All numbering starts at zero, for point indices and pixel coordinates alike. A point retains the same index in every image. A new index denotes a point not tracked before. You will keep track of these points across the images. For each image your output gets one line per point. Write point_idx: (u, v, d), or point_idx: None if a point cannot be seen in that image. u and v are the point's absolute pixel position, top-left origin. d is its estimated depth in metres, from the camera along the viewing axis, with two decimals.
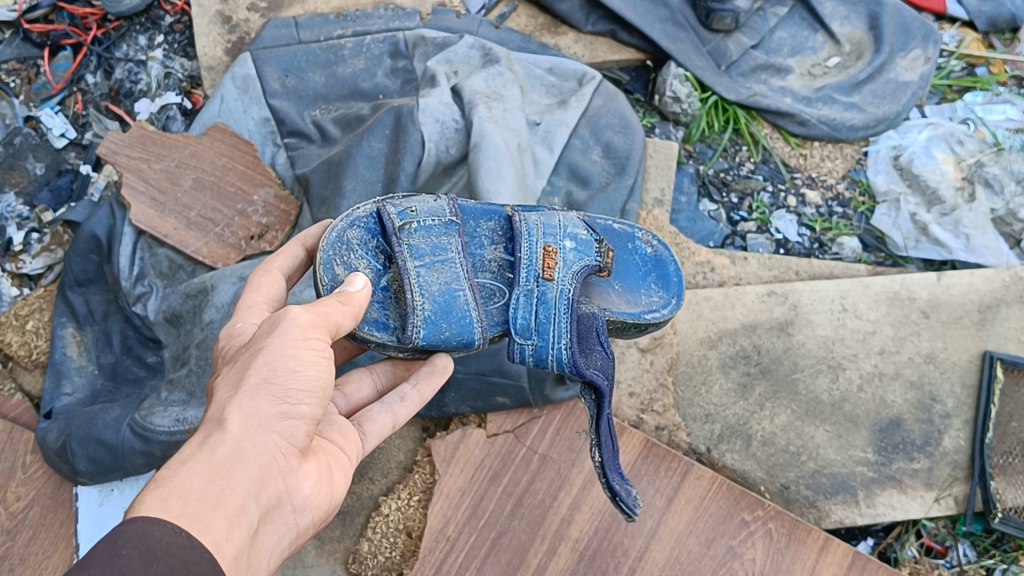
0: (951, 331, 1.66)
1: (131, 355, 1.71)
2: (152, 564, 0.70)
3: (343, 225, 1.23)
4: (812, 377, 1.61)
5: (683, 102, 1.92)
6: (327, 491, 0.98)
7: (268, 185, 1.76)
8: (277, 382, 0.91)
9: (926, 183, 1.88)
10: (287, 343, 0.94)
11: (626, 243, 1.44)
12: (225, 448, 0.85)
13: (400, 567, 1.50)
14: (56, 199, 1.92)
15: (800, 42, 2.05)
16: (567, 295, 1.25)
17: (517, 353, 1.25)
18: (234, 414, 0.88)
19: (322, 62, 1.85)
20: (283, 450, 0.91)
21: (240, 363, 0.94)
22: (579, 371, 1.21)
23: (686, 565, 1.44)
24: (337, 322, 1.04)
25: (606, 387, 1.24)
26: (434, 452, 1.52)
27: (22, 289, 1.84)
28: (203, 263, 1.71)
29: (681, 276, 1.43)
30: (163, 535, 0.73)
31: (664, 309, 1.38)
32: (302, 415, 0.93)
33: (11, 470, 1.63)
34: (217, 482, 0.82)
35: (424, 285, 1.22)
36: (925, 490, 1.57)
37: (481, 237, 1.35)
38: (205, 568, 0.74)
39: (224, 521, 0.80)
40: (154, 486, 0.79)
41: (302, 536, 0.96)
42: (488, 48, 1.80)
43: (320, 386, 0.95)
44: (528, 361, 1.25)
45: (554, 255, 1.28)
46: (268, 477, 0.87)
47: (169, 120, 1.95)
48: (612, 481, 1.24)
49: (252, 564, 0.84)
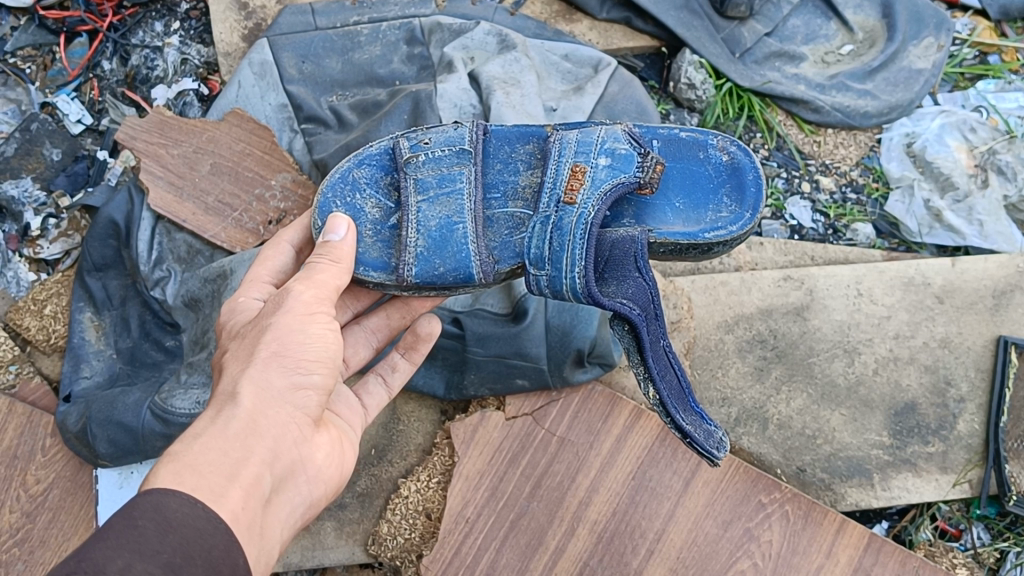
0: (966, 316, 1.67)
1: (150, 340, 1.72)
2: (168, 535, 0.71)
3: (351, 167, 1.32)
4: (828, 361, 1.62)
5: (697, 89, 1.93)
6: (336, 464, 1.00)
7: (286, 170, 1.76)
8: (288, 355, 0.93)
9: (938, 171, 1.89)
10: (294, 319, 0.96)
11: (697, 153, 1.37)
12: (238, 422, 0.86)
13: (420, 548, 1.51)
14: (73, 184, 1.93)
15: (814, 30, 2.07)
16: (585, 218, 1.22)
17: (534, 284, 1.24)
18: (246, 388, 0.89)
19: (339, 48, 1.86)
20: (296, 421, 0.92)
21: (249, 340, 0.95)
22: (593, 294, 1.17)
23: (703, 547, 1.46)
24: (334, 284, 1.06)
25: (639, 315, 1.15)
26: (454, 434, 1.53)
27: (39, 273, 1.85)
28: (221, 248, 1.73)
29: (760, 184, 1.34)
30: (179, 506, 0.74)
31: (733, 225, 1.31)
32: (315, 385, 0.95)
33: (30, 454, 1.63)
34: (231, 455, 0.83)
35: (423, 221, 1.26)
36: (940, 473, 1.58)
37: (516, 163, 1.34)
38: (220, 539, 0.75)
39: (240, 491, 0.80)
40: (169, 459, 0.80)
41: (315, 507, 0.97)
42: (505, 34, 1.82)
43: (330, 357, 0.98)
44: (546, 291, 1.23)
45: (581, 175, 1.26)
46: (282, 449, 0.88)
47: (186, 106, 1.96)
48: (679, 419, 1.15)
49: (268, 535, 0.85)
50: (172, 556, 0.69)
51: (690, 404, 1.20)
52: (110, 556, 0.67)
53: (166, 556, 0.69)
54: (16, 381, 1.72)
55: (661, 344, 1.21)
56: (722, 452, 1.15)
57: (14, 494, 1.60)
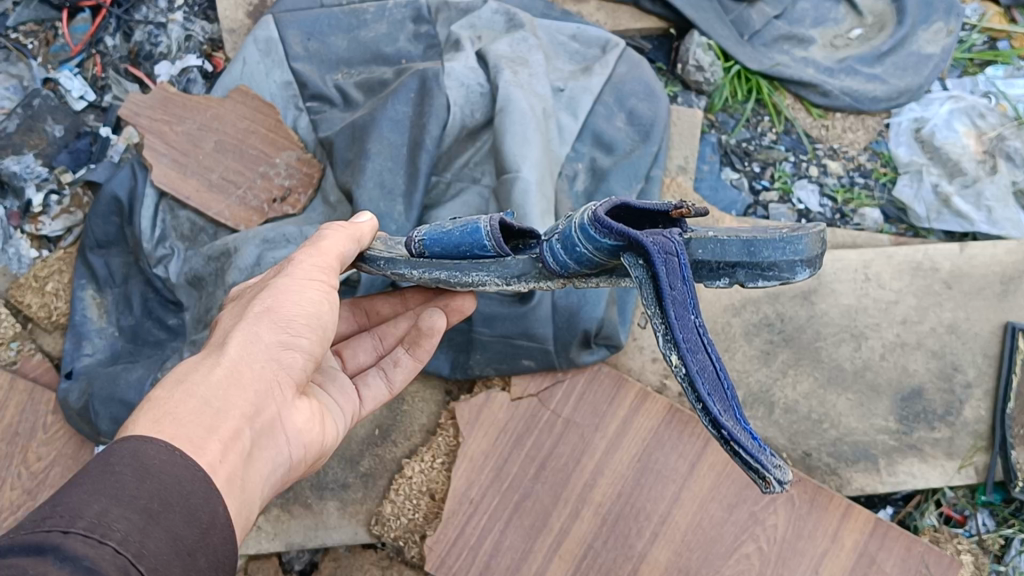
0: (973, 301, 1.66)
1: (152, 318, 1.70)
2: (146, 481, 0.70)
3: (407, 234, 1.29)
4: (835, 346, 1.62)
5: (705, 71, 1.92)
6: (318, 433, 0.98)
7: (291, 148, 1.76)
8: (280, 312, 0.93)
9: (947, 156, 1.88)
10: (293, 282, 0.96)
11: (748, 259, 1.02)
12: (222, 371, 0.86)
13: (423, 528, 1.50)
14: (76, 160, 1.91)
15: (823, 13, 2.06)
16: None
17: (550, 257, 0.92)
18: (234, 339, 0.89)
19: (345, 25, 1.84)
20: (281, 381, 0.91)
21: (245, 301, 0.96)
22: (601, 216, 0.83)
23: (708, 530, 1.44)
24: (339, 251, 1.04)
25: (656, 249, 0.76)
26: (459, 414, 1.53)
27: (41, 250, 1.83)
28: (225, 225, 1.71)
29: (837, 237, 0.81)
30: (157, 453, 0.73)
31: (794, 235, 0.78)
32: (303, 349, 0.94)
33: (32, 430, 1.62)
34: (212, 405, 0.82)
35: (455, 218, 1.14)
36: (946, 459, 1.58)
37: None
38: (199, 486, 0.73)
39: (219, 444, 0.79)
40: (149, 408, 0.79)
41: (293, 472, 0.96)
42: (513, 13, 1.79)
43: (321, 326, 0.97)
44: (569, 261, 0.90)
45: None
46: (263, 406, 0.87)
47: (190, 82, 1.94)
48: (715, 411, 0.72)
49: (248, 489, 0.83)
50: (150, 501, 0.68)
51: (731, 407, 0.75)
52: (87, 500, 0.66)
53: (143, 502, 0.68)
54: (16, 358, 1.70)
55: (692, 321, 0.76)
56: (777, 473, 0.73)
57: (15, 470, 1.58)
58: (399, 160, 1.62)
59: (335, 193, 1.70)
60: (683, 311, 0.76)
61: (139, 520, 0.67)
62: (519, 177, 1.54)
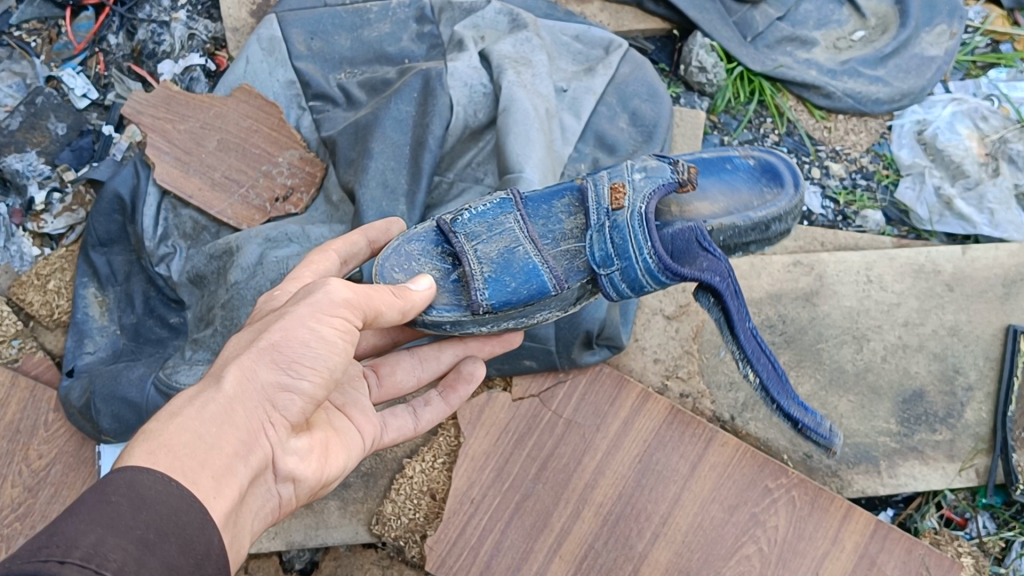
0: (974, 304, 1.66)
1: (154, 317, 1.70)
2: (141, 511, 0.69)
3: (400, 243, 1.22)
4: (836, 347, 1.62)
5: (708, 72, 1.92)
6: (317, 469, 0.98)
7: (294, 147, 1.76)
8: (284, 351, 0.88)
9: (949, 158, 1.88)
10: (312, 315, 0.90)
11: (723, 165, 1.31)
12: (215, 407, 0.83)
13: (423, 528, 1.51)
14: (78, 158, 1.92)
15: (826, 15, 2.06)
16: (640, 212, 1.16)
17: (609, 286, 1.18)
18: (231, 373, 0.86)
19: (348, 24, 1.84)
20: (275, 423, 0.88)
21: (260, 325, 0.92)
22: (668, 262, 1.13)
23: (708, 531, 1.44)
24: (381, 308, 1.00)
25: (722, 284, 1.14)
26: (460, 414, 1.52)
27: (43, 248, 1.83)
28: (227, 224, 1.72)
29: (790, 169, 1.30)
30: (153, 484, 0.72)
31: (782, 200, 1.25)
32: (302, 391, 0.90)
33: (33, 428, 1.62)
34: (205, 439, 0.80)
35: (482, 256, 1.20)
36: (947, 461, 1.57)
37: (558, 216, 1.25)
38: (194, 517, 0.73)
39: (211, 479, 0.78)
40: (145, 437, 0.78)
41: (285, 507, 0.96)
42: (516, 13, 1.79)
43: (329, 367, 0.91)
44: (626, 290, 1.18)
45: (621, 188, 1.20)
46: (257, 443, 0.85)
47: (193, 81, 1.94)
48: (785, 403, 1.11)
49: (238, 524, 0.83)
50: (146, 531, 0.68)
51: (790, 390, 1.12)
52: (83, 529, 0.66)
53: (139, 532, 0.68)
54: (18, 355, 1.70)
55: (750, 328, 1.15)
56: (835, 438, 1.10)
57: (16, 468, 1.59)
58: (401, 159, 1.62)
59: (338, 193, 1.70)
60: (744, 323, 1.15)
61: (136, 550, 0.67)
62: (523, 177, 1.54)
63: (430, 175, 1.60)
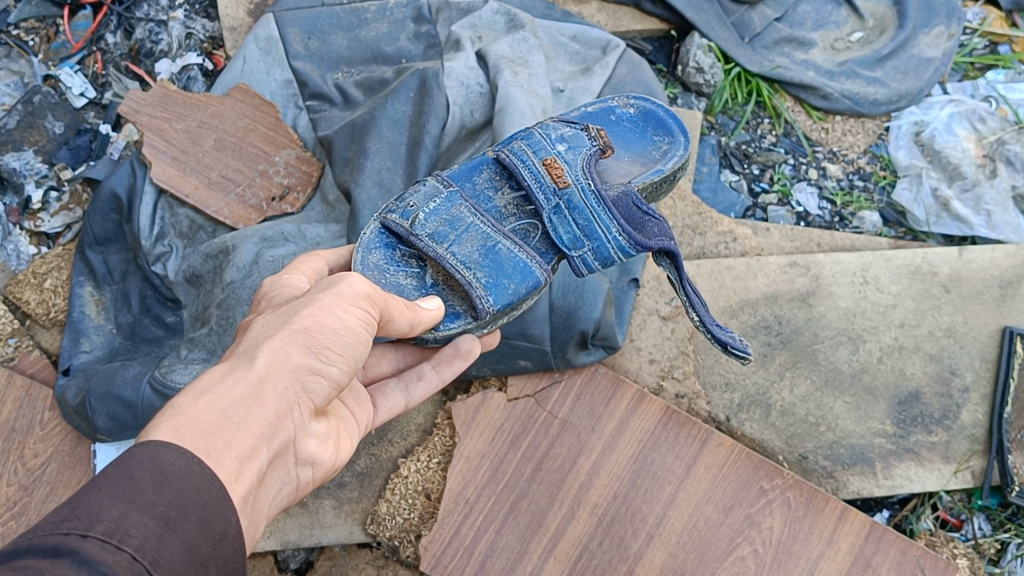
0: (971, 306, 1.66)
1: (150, 316, 1.70)
2: (164, 488, 0.66)
3: (364, 256, 1.17)
4: (832, 348, 1.61)
5: (705, 72, 1.93)
6: (328, 453, 0.95)
7: (290, 146, 1.77)
8: (317, 337, 0.85)
9: (947, 160, 1.88)
10: (338, 303, 0.89)
11: (608, 117, 1.47)
12: (245, 386, 0.79)
13: (418, 528, 1.50)
14: (75, 157, 1.92)
15: (824, 16, 2.06)
16: (590, 189, 1.24)
17: (581, 266, 1.24)
18: (263, 354, 0.82)
19: (345, 24, 1.85)
20: (300, 406, 0.84)
21: (281, 312, 0.89)
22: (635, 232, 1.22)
23: (704, 532, 1.44)
24: (396, 312, 0.99)
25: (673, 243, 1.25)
26: (455, 415, 1.53)
27: (40, 247, 1.84)
28: (224, 223, 1.72)
29: (669, 113, 1.48)
30: (176, 461, 0.69)
31: (679, 149, 1.42)
32: (330, 376, 0.86)
33: (29, 426, 1.62)
34: (232, 419, 0.76)
35: (464, 260, 1.19)
36: (943, 463, 1.57)
37: (484, 192, 1.31)
38: (215, 498, 0.69)
39: (235, 461, 0.74)
40: (170, 413, 0.74)
41: (301, 490, 0.93)
42: (513, 13, 1.80)
43: (354, 355, 0.89)
44: (597, 267, 1.24)
45: (556, 164, 1.26)
46: (282, 425, 0.81)
47: (190, 80, 1.93)
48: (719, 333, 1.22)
49: (254, 507, 0.79)
50: (168, 509, 0.65)
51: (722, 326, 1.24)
52: (105, 504, 0.63)
53: (161, 509, 0.65)
54: (14, 354, 1.70)
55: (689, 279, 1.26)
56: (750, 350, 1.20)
57: (12, 466, 1.58)
58: (397, 158, 1.62)
59: (334, 192, 1.69)
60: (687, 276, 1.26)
61: (157, 527, 0.64)
62: None
63: (426, 174, 1.60)
